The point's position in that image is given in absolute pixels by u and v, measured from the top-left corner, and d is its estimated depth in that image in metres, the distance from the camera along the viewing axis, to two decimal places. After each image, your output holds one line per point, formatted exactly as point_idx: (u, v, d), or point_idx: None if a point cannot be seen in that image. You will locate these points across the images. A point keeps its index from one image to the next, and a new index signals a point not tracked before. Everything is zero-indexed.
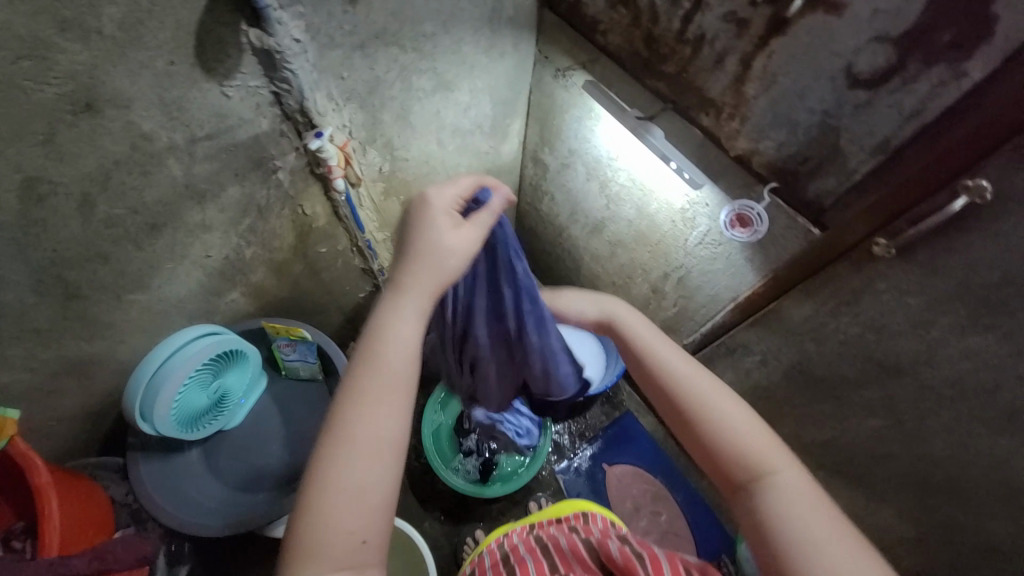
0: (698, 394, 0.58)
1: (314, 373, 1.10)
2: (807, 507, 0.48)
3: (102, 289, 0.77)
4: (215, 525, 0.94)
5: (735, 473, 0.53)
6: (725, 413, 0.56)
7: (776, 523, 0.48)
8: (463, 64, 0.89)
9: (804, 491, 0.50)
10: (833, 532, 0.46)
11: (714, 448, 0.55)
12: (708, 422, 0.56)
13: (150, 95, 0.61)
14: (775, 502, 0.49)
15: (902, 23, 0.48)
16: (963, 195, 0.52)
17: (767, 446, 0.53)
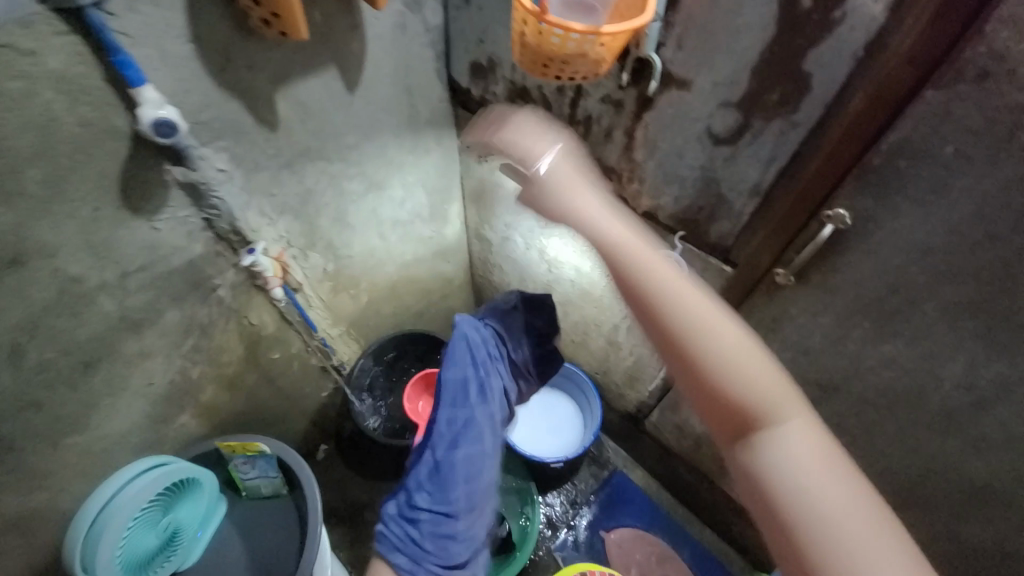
0: (705, 326, 0.56)
1: (277, 489, 1.04)
2: (814, 466, 0.50)
3: (38, 438, 0.74)
4: None
5: (739, 419, 0.54)
6: (739, 364, 0.53)
7: (785, 478, 0.50)
8: (390, 164, 0.98)
9: (812, 441, 0.51)
10: (827, 491, 0.49)
11: (725, 392, 0.54)
12: (717, 364, 0.54)
13: (76, 240, 0.64)
14: (780, 454, 0.51)
15: (738, 91, 0.57)
16: (828, 223, 0.57)
17: (780, 391, 0.54)
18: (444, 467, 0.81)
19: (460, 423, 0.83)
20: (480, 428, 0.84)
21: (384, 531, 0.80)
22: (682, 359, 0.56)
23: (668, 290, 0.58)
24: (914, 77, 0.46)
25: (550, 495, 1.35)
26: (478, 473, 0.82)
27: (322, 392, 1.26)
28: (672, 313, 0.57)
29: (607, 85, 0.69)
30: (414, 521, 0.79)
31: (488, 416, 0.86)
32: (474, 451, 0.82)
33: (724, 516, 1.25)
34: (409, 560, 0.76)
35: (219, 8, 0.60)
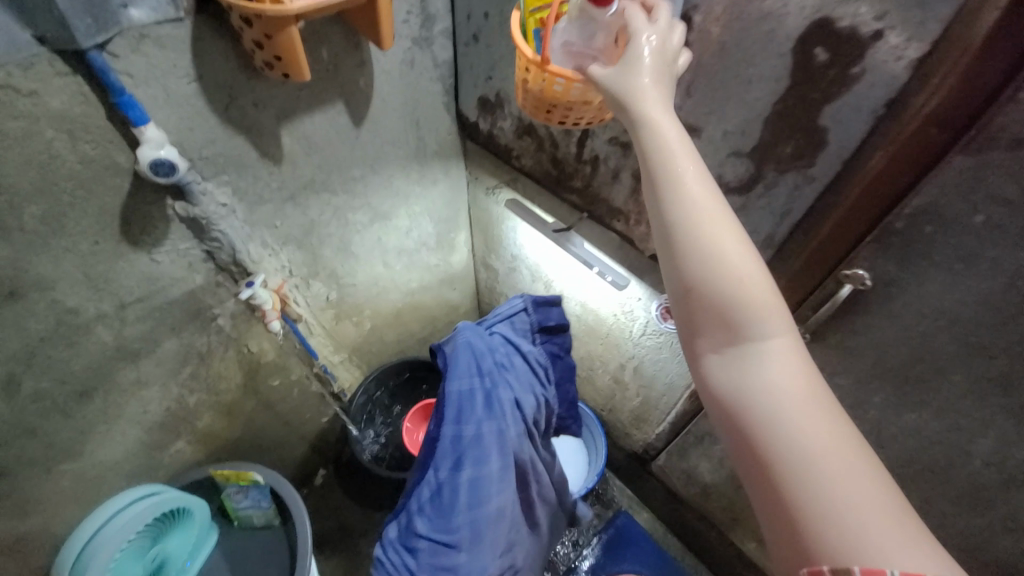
0: (705, 211, 0.43)
1: (269, 519, 1.02)
2: (796, 396, 0.39)
3: (30, 465, 0.74)
4: None
5: (716, 327, 0.43)
6: (725, 256, 0.42)
7: (753, 395, 0.40)
8: (396, 195, 0.97)
9: (804, 372, 0.40)
10: (809, 418, 0.38)
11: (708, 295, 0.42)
12: (709, 257, 0.42)
13: (75, 273, 0.64)
14: (758, 374, 0.40)
15: (749, 141, 0.54)
16: (846, 283, 0.54)
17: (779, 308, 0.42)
18: (444, 491, 0.60)
19: (466, 440, 0.61)
20: (489, 445, 0.61)
21: (381, 554, 0.62)
22: (675, 247, 0.43)
23: (672, 162, 0.44)
24: (941, 138, 0.43)
25: None
26: (482, 499, 0.60)
27: (323, 417, 1.24)
28: (671, 189, 0.43)
29: (615, 127, 0.67)
30: (411, 550, 0.59)
31: (498, 433, 0.62)
32: (482, 472, 0.60)
33: (734, 569, 1.18)
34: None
35: (224, 48, 0.60)
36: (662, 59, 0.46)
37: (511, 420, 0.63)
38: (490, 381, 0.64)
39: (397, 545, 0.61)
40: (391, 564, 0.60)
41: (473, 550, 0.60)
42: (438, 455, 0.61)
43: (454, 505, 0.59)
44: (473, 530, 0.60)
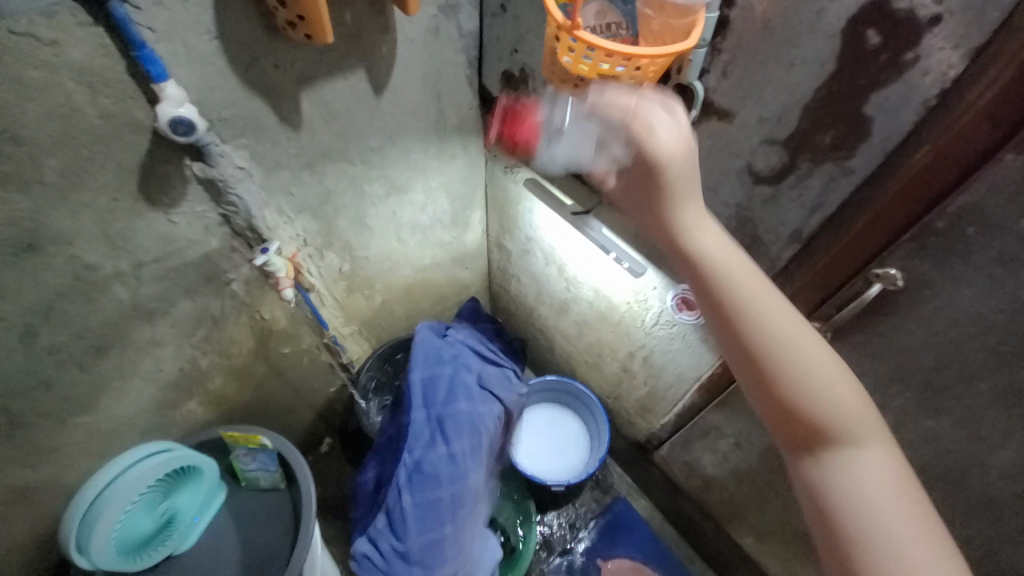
0: (787, 334, 0.49)
1: (275, 482, 1.04)
2: (897, 495, 0.45)
3: (45, 415, 0.75)
4: None
5: (812, 436, 0.49)
6: (812, 373, 0.48)
7: (850, 496, 0.47)
8: (413, 169, 0.96)
9: (893, 467, 0.47)
10: (910, 511, 0.45)
11: (801, 410, 0.49)
12: (799, 376, 0.49)
13: (92, 230, 0.64)
14: (858, 478, 0.47)
15: (786, 129, 0.52)
16: (876, 282, 0.52)
17: (861, 411, 0.49)
18: (418, 471, 0.88)
19: (425, 425, 0.91)
20: (444, 435, 0.90)
21: (373, 553, 0.86)
22: (764, 376, 0.50)
23: (746, 291, 0.50)
24: (992, 134, 0.41)
25: (550, 516, 1.31)
26: (447, 478, 0.87)
27: (331, 387, 1.26)
28: (756, 323, 0.50)
29: None
30: (388, 536, 0.85)
31: (451, 425, 0.90)
32: (440, 455, 0.88)
33: (728, 560, 1.19)
34: (391, 573, 0.83)
35: (247, 6, 0.59)
36: (687, 152, 0.51)
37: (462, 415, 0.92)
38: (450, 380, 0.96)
39: (386, 533, 0.86)
40: (377, 548, 0.86)
41: (446, 516, 0.87)
42: (406, 455, 0.89)
43: (426, 478, 0.87)
44: (447, 501, 0.87)
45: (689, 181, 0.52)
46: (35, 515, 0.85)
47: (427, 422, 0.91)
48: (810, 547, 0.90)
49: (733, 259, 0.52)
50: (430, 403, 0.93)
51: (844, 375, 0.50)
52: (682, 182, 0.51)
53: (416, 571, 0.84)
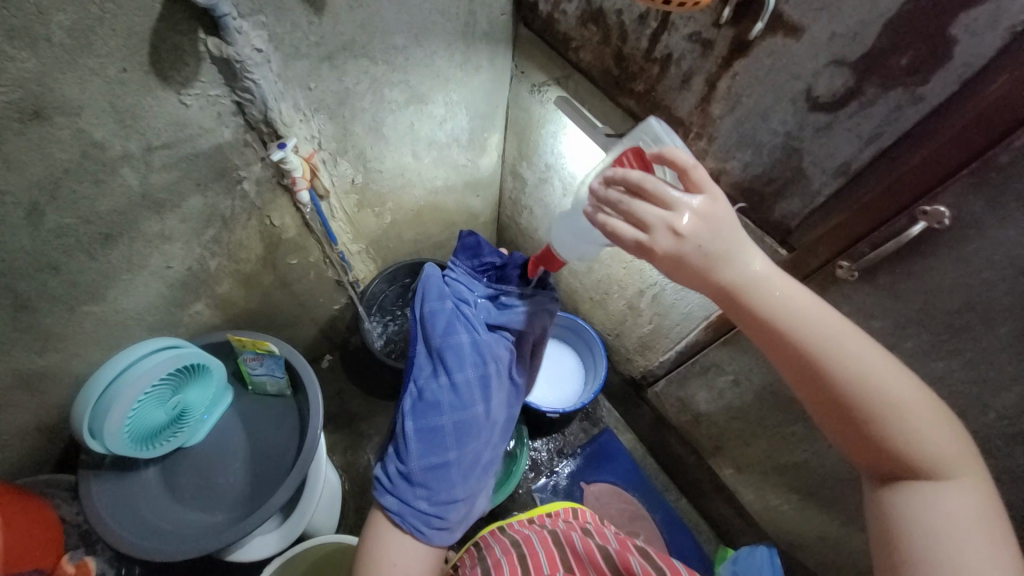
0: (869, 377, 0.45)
1: (282, 388, 1.06)
2: (985, 533, 0.42)
3: (54, 300, 0.74)
4: (189, 533, 0.93)
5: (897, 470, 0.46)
6: (901, 412, 0.45)
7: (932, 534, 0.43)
8: (437, 77, 0.89)
9: (984, 504, 0.44)
10: (1001, 551, 0.41)
11: (888, 445, 0.46)
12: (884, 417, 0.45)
13: (101, 102, 0.60)
14: (938, 510, 0.44)
15: (858, 48, 0.49)
16: (922, 220, 0.52)
17: (948, 444, 0.45)
18: (435, 391, 0.69)
19: (445, 352, 0.70)
20: (467, 354, 0.70)
21: (379, 474, 0.67)
22: (846, 414, 0.46)
23: (828, 336, 0.45)
24: None
25: (538, 442, 1.38)
26: (467, 405, 0.68)
27: (334, 304, 1.26)
28: (837, 369, 0.45)
29: (701, 19, 0.60)
30: (407, 483, 0.64)
31: (476, 343, 0.71)
32: (466, 377, 0.69)
33: (704, 491, 1.27)
34: (398, 500, 0.62)
35: None
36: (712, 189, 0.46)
37: (487, 335, 0.72)
38: (466, 301, 0.73)
39: (394, 455, 0.68)
40: (386, 472, 0.67)
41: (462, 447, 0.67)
42: (424, 368, 0.72)
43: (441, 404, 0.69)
44: (465, 433, 0.68)
45: (704, 260, 0.46)
46: (44, 398, 0.86)
47: (447, 349, 0.70)
48: (786, 481, 0.97)
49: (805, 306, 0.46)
50: (444, 330, 0.71)
51: (928, 404, 0.46)
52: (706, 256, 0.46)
53: (426, 506, 0.62)
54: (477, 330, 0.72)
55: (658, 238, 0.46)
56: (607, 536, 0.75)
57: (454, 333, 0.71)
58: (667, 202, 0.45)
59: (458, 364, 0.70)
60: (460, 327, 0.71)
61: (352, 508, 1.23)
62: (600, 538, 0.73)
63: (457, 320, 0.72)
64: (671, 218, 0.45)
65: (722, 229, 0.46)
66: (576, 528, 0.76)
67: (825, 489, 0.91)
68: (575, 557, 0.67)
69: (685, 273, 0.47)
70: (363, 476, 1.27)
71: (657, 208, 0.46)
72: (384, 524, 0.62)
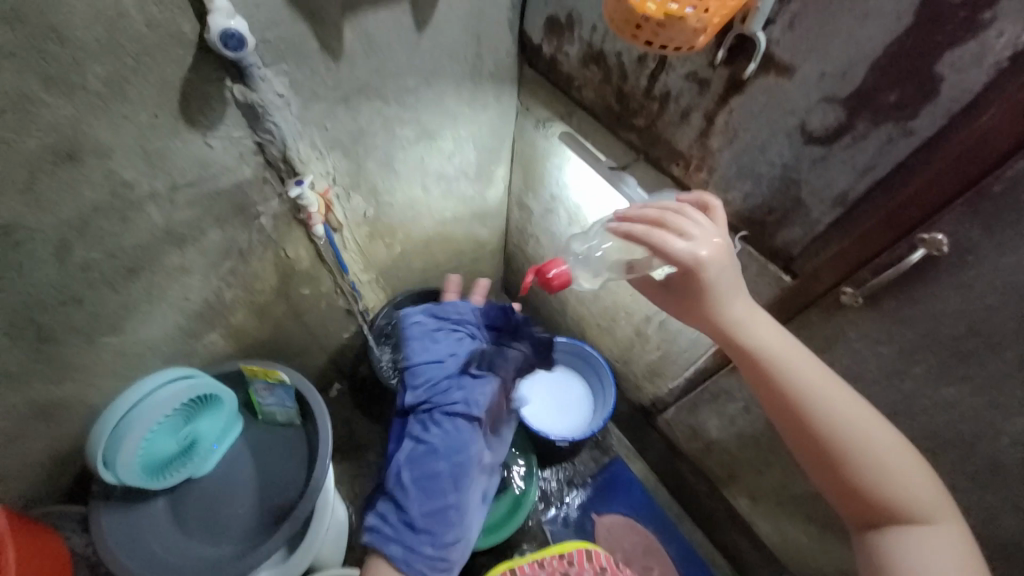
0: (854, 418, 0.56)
1: (291, 418, 1.07)
2: (957, 564, 0.51)
3: (75, 331, 0.77)
4: (196, 567, 0.92)
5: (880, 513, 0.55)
6: (880, 457, 0.54)
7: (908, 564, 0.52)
8: (446, 115, 0.94)
9: (960, 542, 0.52)
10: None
11: (870, 480, 0.54)
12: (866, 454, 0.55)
13: (131, 145, 0.64)
14: (916, 545, 0.53)
15: (848, 86, 0.52)
16: (921, 247, 0.54)
17: (925, 487, 0.54)
18: (427, 439, 0.70)
19: (430, 392, 0.73)
20: (454, 397, 0.72)
21: (375, 525, 0.65)
22: (831, 463, 0.56)
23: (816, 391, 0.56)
24: None
25: (548, 472, 1.35)
26: (462, 447, 0.68)
27: (344, 333, 1.27)
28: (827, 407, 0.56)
29: (697, 60, 0.63)
30: (409, 529, 0.63)
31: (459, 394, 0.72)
32: (454, 420, 0.70)
33: (719, 523, 1.23)
34: (403, 549, 0.62)
35: None
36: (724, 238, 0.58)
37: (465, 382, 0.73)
38: (441, 388, 0.73)
39: (393, 504, 0.66)
40: (384, 523, 0.65)
41: (458, 491, 0.66)
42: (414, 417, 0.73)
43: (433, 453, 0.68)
44: (462, 476, 0.67)
45: (727, 289, 0.57)
46: (59, 428, 0.88)
47: (430, 389, 0.73)
48: (803, 512, 0.95)
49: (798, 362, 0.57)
50: (433, 362, 0.75)
51: (903, 451, 0.55)
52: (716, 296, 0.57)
53: (430, 551, 0.62)
54: (458, 360, 0.77)
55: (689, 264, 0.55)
56: None
57: (429, 373, 0.74)
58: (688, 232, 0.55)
59: (448, 399, 0.72)
60: (438, 367, 0.75)
61: (359, 541, 1.21)
62: None
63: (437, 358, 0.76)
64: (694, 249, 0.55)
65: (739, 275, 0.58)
66: None
67: (844, 520, 0.88)
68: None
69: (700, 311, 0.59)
70: None
71: (691, 232, 0.56)
72: (388, 570, 0.62)
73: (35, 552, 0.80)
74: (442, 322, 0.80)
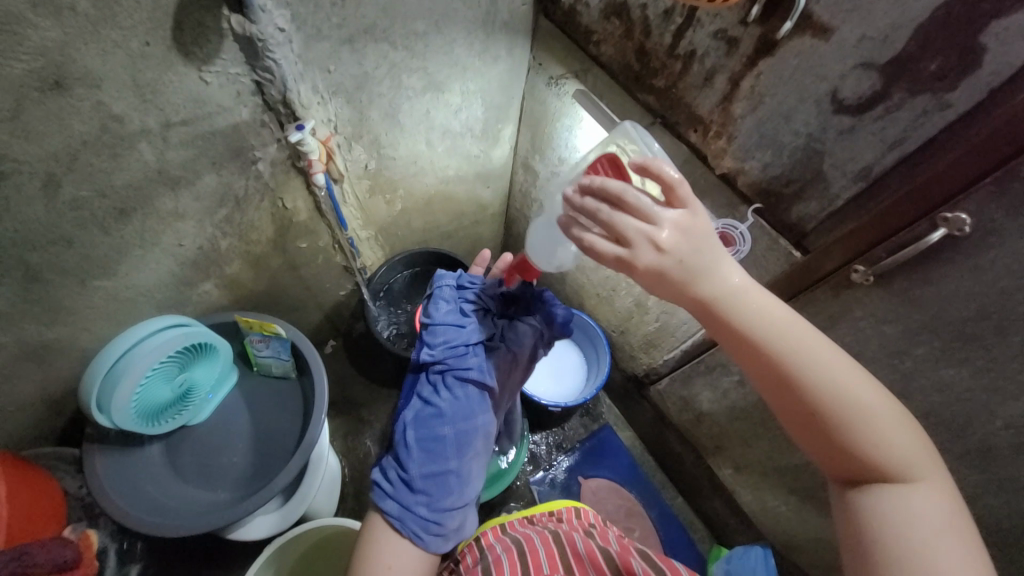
0: (837, 389, 0.47)
1: (287, 371, 1.07)
2: (949, 534, 0.44)
3: (66, 273, 0.74)
4: (190, 510, 0.93)
5: (862, 474, 0.48)
6: (864, 416, 0.47)
7: (894, 533, 0.45)
8: (455, 65, 0.89)
9: (948, 506, 0.46)
10: (967, 548, 0.43)
11: (853, 452, 0.47)
12: (851, 427, 0.47)
13: (122, 76, 0.60)
14: (903, 513, 0.46)
15: (887, 52, 0.49)
16: (942, 226, 0.53)
17: (914, 448, 0.47)
18: (435, 402, 0.69)
19: (450, 355, 0.71)
20: (468, 365, 0.71)
21: (379, 479, 0.66)
22: (811, 423, 0.48)
23: (794, 347, 0.47)
24: None
25: (538, 435, 1.39)
26: (469, 416, 0.68)
27: (341, 291, 1.25)
28: (807, 380, 0.47)
29: (728, 16, 0.59)
30: (408, 490, 0.64)
31: (479, 361, 0.71)
32: (466, 387, 0.70)
33: (701, 490, 1.27)
34: (399, 505, 0.62)
35: None
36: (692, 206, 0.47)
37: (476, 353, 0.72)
38: (460, 354, 0.71)
39: (394, 462, 0.67)
40: (386, 478, 0.66)
41: (456, 455, 0.66)
42: (426, 377, 0.72)
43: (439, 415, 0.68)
44: (461, 441, 0.67)
45: (685, 275, 0.47)
46: (51, 371, 0.87)
47: (447, 352, 0.71)
48: (785, 483, 0.98)
49: (779, 317, 0.48)
50: (453, 326, 0.73)
51: (890, 410, 0.48)
52: (684, 272, 0.47)
53: (426, 514, 0.62)
54: (471, 330, 0.73)
55: (640, 253, 0.47)
56: (608, 538, 0.75)
57: (452, 333, 0.72)
58: (645, 213, 0.46)
59: (463, 366, 0.71)
60: (457, 332, 0.73)
61: (351, 493, 1.24)
62: (602, 540, 0.73)
63: (459, 317, 0.74)
64: (651, 231, 0.46)
65: (700, 242, 0.47)
66: (578, 529, 0.76)
67: (824, 492, 0.91)
68: (574, 556, 0.67)
69: (665, 288, 0.48)
70: (363, 462, 1.28)
71: (652, 205, 0.47)
72: (380, 524, 0.62)
73: (25, 493, 0.81)
74: (463, 288, 0.77)
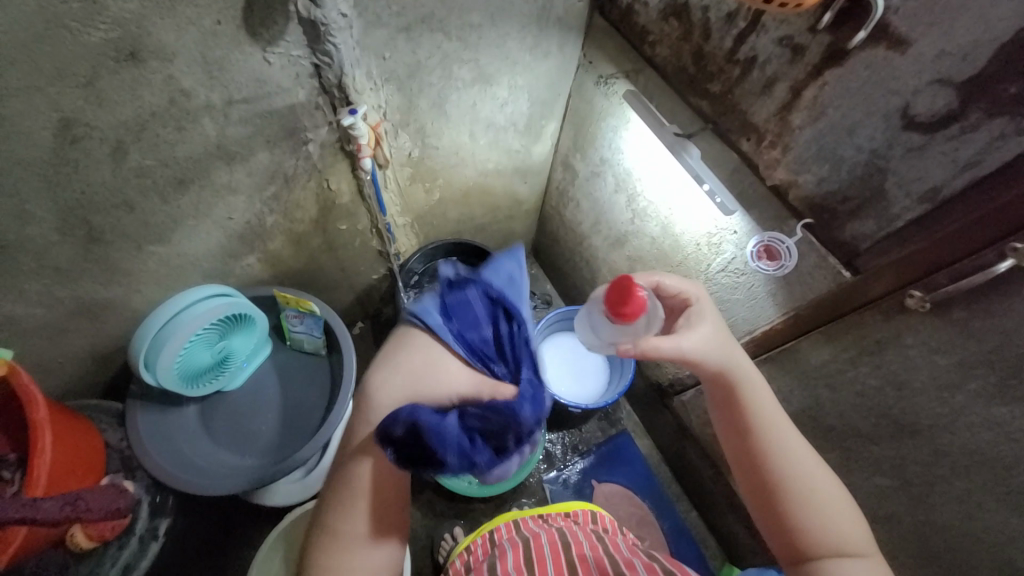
0: (799, 474, 0.58)
1: (318, 348, 1.10)
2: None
3: (124, 236, 0.79)
4: (222, 471, 0.97)
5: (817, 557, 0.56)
6: (819, 493, 0.57)
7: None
8: (506, 58, 0.88)
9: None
10: None
11: (807, 532, 0.56)
12: (807, 510, 0.56)
13: (192, 52, 0.62)
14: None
15: (968, 69, 0.47)
16: (1011, 257, 0.50)
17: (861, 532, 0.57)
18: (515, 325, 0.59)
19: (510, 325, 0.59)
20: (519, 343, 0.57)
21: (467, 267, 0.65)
22: (777, 501, 0.58)
23: (776, 434, 0.59)
24: None
25: (554, 435, 1.38)
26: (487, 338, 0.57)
27: (374, 274, 1.28)
28: (780, 463, 0.58)
29: (796, 23, 0.57)
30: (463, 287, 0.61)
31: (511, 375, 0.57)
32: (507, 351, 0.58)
33: (717, 507, 1.25)
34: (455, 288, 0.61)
35: None
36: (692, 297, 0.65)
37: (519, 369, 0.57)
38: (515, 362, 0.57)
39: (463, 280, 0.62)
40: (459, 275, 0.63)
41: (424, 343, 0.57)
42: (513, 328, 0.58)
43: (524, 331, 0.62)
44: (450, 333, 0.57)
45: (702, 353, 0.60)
46: (102, 328, 0.92)
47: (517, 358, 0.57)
48: None
49: (764, 408, 0.60)
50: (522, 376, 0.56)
51: (841, 496, 0.58)
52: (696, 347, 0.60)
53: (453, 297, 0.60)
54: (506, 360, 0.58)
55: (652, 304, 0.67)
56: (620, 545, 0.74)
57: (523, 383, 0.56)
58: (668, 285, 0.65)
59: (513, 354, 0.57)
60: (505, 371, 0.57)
61: None
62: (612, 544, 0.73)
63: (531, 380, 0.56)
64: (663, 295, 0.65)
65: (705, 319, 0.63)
66: (588, 532, 0.76)
67: None
68: (580, 558, 0.67)
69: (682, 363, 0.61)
70: None
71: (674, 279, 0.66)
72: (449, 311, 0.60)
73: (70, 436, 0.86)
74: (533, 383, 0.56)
